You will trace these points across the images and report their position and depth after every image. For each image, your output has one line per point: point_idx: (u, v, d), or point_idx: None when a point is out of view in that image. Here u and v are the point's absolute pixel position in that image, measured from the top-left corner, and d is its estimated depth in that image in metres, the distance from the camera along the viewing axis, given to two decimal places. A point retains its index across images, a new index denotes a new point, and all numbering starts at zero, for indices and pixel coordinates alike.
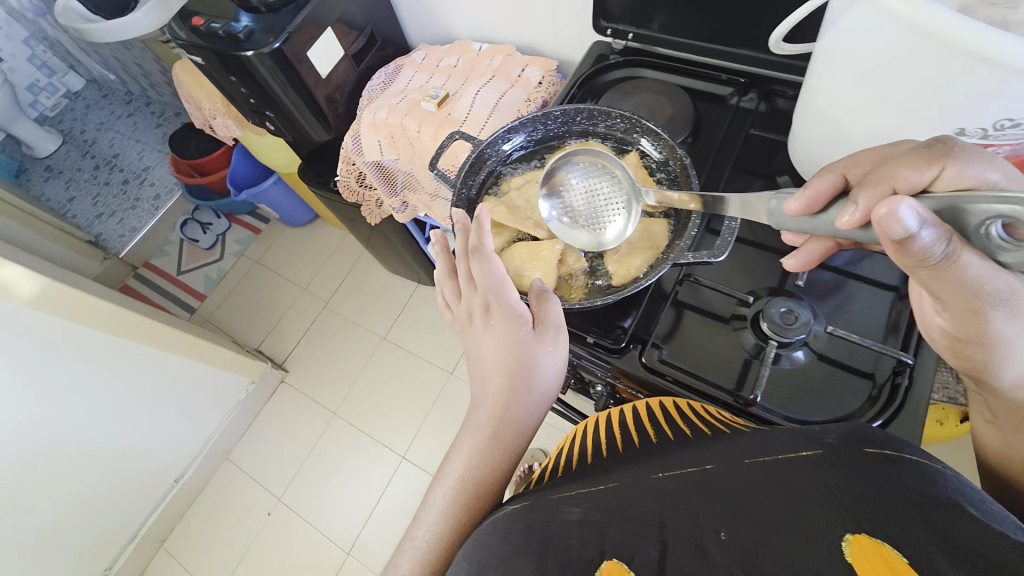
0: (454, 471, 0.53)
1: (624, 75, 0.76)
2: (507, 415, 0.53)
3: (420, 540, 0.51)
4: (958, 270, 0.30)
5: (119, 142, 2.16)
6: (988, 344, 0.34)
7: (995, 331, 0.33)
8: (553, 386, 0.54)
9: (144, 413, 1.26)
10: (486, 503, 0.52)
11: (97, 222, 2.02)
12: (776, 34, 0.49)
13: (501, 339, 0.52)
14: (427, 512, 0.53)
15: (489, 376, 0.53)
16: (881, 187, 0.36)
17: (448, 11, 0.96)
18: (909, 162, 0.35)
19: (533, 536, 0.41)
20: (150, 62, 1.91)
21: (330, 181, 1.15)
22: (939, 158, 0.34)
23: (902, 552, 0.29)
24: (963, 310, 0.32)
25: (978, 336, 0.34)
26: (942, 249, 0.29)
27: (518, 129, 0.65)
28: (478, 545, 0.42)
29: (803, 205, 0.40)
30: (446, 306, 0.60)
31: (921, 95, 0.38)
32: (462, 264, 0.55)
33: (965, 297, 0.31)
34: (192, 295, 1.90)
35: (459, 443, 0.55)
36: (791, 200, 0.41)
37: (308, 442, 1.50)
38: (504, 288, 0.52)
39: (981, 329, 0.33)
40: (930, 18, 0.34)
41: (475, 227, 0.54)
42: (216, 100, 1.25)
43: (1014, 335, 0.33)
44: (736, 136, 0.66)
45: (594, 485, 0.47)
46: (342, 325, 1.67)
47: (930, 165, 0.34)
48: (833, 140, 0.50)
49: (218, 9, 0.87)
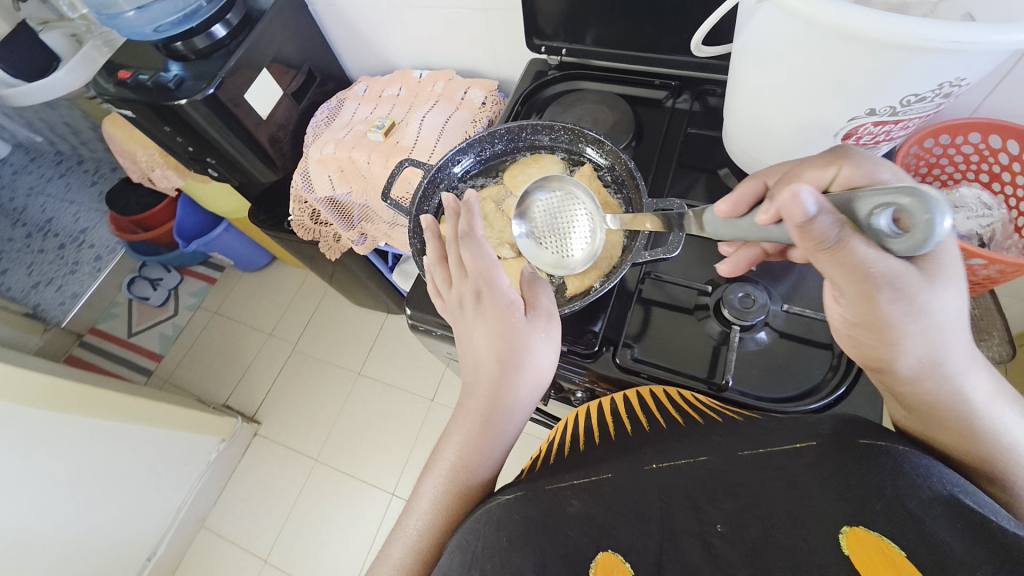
0: (446, 461, 0.53)
1: (563, 89, 0.79)
2: (499, 401, 0.53)
3: (412, 527, 0.50)
4: (851, 255, 0.33)
5: (51, 206, 2.01)
6: (880, 330, 0.37)
7: (886, 318, 0.36)
8: (546, 373, 0.54)
9: (107, 492, 1.16)
10: (478, 491, 0.52)
11: (33, 292, 1.88)
12: (697, 38, 0.51)
13: (493, 326, 0.52)
14: (418, 501, 0.52)
15: (483, 364, 0.53)
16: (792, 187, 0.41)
17: (386, 43, 0.97)
18: (814, 165, 0.40)
19: (532, 533, 0.41)
20: (78, 119, 1.84)
21: (284, 221, 1.12)
22: (836, 160, 0.39)
23: (900, 545, 0.32)
24: (856, 295, 0.35)
25: (874, 322, 0.36)
26: (835, 233, 0.32)
27: (465, 151, 0.66)
28: (474, 534, 0.42)
29: (729, 206, 0.44)
30: (435, 292, 0.59)
31: (830, 82, 0.41)
32: (452, 249, 0.54)
33: (856, 283, 0.34)
34: (148, 356, 1.80)
35: (451, 432, 0.55)
36: (720, 203, 0.44)
37: (292, 495, 1.43)
38: (496, 273, 0.51)
39: (873, 315, 0.36)
40: (824, 11, 0.36)
41: (464, 213, 0.51)
42: (152, 151, 1.19)
43: (903, 320, 0.36)
44: (676, 136, 0.69)
45: (588, 476, 0.45)
46: (314, 366, 1.61)
47: (829, 165, 0.39)
48: (759, 131, 0.52)
49: (145, 60, 0.85)
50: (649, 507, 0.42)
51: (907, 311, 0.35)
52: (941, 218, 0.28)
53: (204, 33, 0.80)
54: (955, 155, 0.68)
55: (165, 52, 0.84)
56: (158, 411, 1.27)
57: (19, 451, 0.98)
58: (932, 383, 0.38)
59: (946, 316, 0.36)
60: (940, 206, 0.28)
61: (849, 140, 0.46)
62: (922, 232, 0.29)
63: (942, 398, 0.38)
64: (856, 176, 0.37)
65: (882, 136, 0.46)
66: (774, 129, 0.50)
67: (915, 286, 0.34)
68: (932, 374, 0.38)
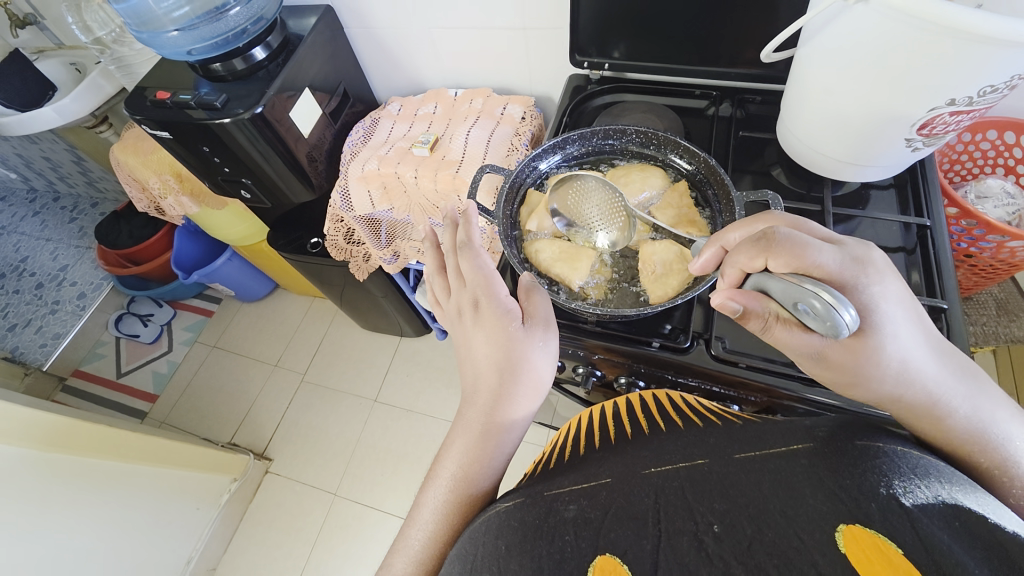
0: (447, 470, 0.49)
1: (610, 99, 0.82)
2: (499, 412, 0.50)
3: (413, 540, 0.46)
4: (780, 337, 0.39)
5: (25, 244, 1.98)
6: (835, 383, 0.41)
7: (831, 376, 0.40)
8: (546, 383, 0.52)
9: (114, 544, 1.06)
10: (482, 500, 0.49)
11: (10, 336, 1.75)
12: (771, 45, 0.57)
13: (493, 336, 0.50)
14: (420, 511, 0.48)
15: (481, 374, 0.51)
16: (733, 272, 0.41)
17: (418, 64, 0.99)
18: (743, 251, 0.39)
19: (530, 538, 0.39)
20: (62, 152, 1.76)
21: (305, 244, 1.10)
22: (764, 249, 0.38)
23: (897, 543, 0.29)
24: (797, 357, 0.41)
25: (827, 376, 0.40)
26: (762, 325, 0.39)
27: (546, 154, 0.68)
28: (474, 543, 0.40)
29: (700, 268, 0.49)
30: (436, 304, 0.58)
31: (916, 76, 0.44)
32: (451, 260, 0.54)
33: (793, 352, 0.40)
34: (139, 398, 1.66)
35: (451, 442, 0.51)
36: (692, 263, 0.49)
37: (311, 533, 1.34)
38: (494, 283, 0.51)
39: (822, 374, 0.41)
40: (921, 5, 0.39)
41: (465, 222, 0.53)
42: (165, 176, 1.15)
43: (844, 378, 0.39)
44: (726, 140, 0.73)
45: (588, 482, 0.43)
46: (328, 396, 1.55)
47: (757, 255, 0.38)
48: (830, 124, 0.55)
49: (180, 81, 0.84)
50: (644, 510, 0.39)
51: (842, 373, 0.39)
52: (840, 317, 0.33)
53: (243, 55, 0.80)
54: (975, 151, 0.73)
55: (199, 72, 0.83)
56: (169, 449, 1.21)
57: (26, 498, 0.90)
58: (891, 410, 0.40)
59: (896, 362, 0.37)
60: (837, 307, 0.33)
61: (923, 131, 0.50)
62: (828, 329, 0.34)
63: (909, 413, 0.39)
64: (779, 266, 0.37)
65: (951, 127, 0.50)
66: (845, 123, 0.53)
67: (836, 357, 0.38)
68: (888, 406, 0.39)
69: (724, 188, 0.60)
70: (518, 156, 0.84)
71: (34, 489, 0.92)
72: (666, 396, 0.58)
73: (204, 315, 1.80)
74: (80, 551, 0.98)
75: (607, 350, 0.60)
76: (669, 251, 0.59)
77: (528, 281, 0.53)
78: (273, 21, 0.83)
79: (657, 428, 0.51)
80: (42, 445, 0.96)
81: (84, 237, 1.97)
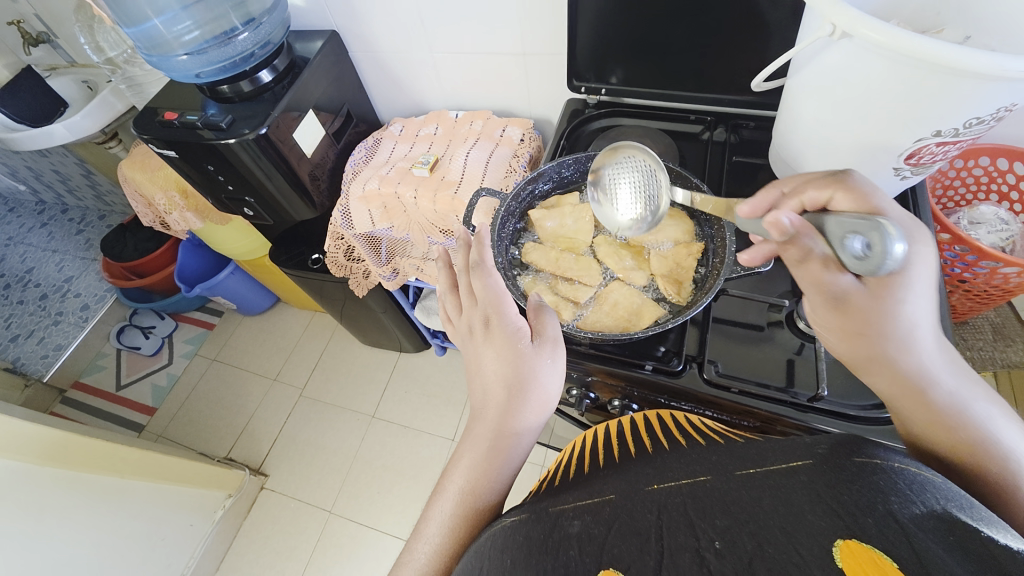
0: (453, 484, 0.49)
1: (606, 124, 0.83)
2: (506, 426, 0.50)
3: (419, 554, 0.46)
4: (814, 271, 0.40)
5: (32, 255, 2.01)
6: (844, 332, 0.42)
7: (844, 322, 0.41)
8: (553, 401, 0.51)
9: (102, 561, 1.04)
10: (487, 516, 0.48)
11: (11, 347, 1.76)
12: (756, 79, 0.58)
13: (502, 353, 0.51)
14: (426, 526, 0.48)
15: (489, 389, 0.51)
16: (793, 202, 0.44)
17: (421, 87, 1.02)
18: (817, 183, 0.43)
19: (534, 553, 0.38)
20: (72, 166, 1.80)
21: (307, 260, 1.11)
22: (834, 183, 0.42)
23: (893, 559, 0.29)
24: (817, 298, 0.42)
25: (835, 322, 0.42)
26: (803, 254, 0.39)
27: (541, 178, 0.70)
28: (480, 558, 0.39)
29: (751, 209, 0.46)
30: (446, 321, 0.58)
31: (908, 108, 0.45)
32: (463, 279, 0.55)
33: (818, 289, 0.41)
34: (136, 411, 1.65)
35: (458, 457, 0.51)
36: (743, 205, 0.47)
37: (304, 553, 1.32)
38: (505, 302, 0.51)
39: (836, 319, 0.41)
40: (909, 45, 0.40)
41: (477, 243, 0.55)
42: (171, 193, 1.17)
43: (857, 325, 0.40)
44: (720, 165, 0.74)
45: (591, 498, 0.44)
46: (325, 411, 1.55)
47: (827, 188, 0.42)
48: (821, 150, 0.56)
49: (189, 103, 0.87)
50: (647, 526, 0.39)
51: (857, 319, 0.40)
52: (889, 253, 0.34)
53: (250, 78, 0.82)
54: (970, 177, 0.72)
55: (207, 93, 0.86)
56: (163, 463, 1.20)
57: (21, 513, 0.90)
58: (882, 373, 0.41)
59: (905, 325, 0.39)
60: (892, 242, 0.34)
61: (911, 160, 0.51)
62: (874, 260, 0.35)
63: (895, 385, 0.40)
64: (847, 203, 0.41)
65: (938, 156, 0.51)
66: (837, 152, 0.54)
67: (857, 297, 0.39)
68: (884, 368, 0.40)
69: (714, 216, 0.62)
70: (517, 177, 0.86)
71: (31, 500, 0.92)
72: (666, 416, 0.58)
73: (205, 328, 1.80)
74: (71, 566, 0.97)
75: (605, 373, 0.60)
76: (630, 299, 0.62)
77: (537, 299, 0.53)
78: (281, 46, 0.86)
79: (660, 446, 0.51)
80: (40, 458, 0.96)
81: (90, 248, 2.00)
